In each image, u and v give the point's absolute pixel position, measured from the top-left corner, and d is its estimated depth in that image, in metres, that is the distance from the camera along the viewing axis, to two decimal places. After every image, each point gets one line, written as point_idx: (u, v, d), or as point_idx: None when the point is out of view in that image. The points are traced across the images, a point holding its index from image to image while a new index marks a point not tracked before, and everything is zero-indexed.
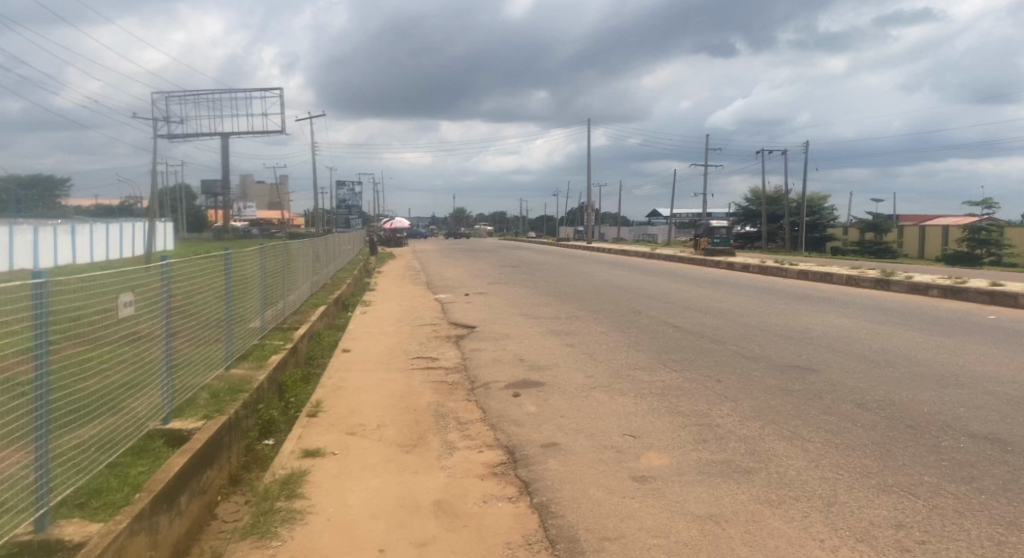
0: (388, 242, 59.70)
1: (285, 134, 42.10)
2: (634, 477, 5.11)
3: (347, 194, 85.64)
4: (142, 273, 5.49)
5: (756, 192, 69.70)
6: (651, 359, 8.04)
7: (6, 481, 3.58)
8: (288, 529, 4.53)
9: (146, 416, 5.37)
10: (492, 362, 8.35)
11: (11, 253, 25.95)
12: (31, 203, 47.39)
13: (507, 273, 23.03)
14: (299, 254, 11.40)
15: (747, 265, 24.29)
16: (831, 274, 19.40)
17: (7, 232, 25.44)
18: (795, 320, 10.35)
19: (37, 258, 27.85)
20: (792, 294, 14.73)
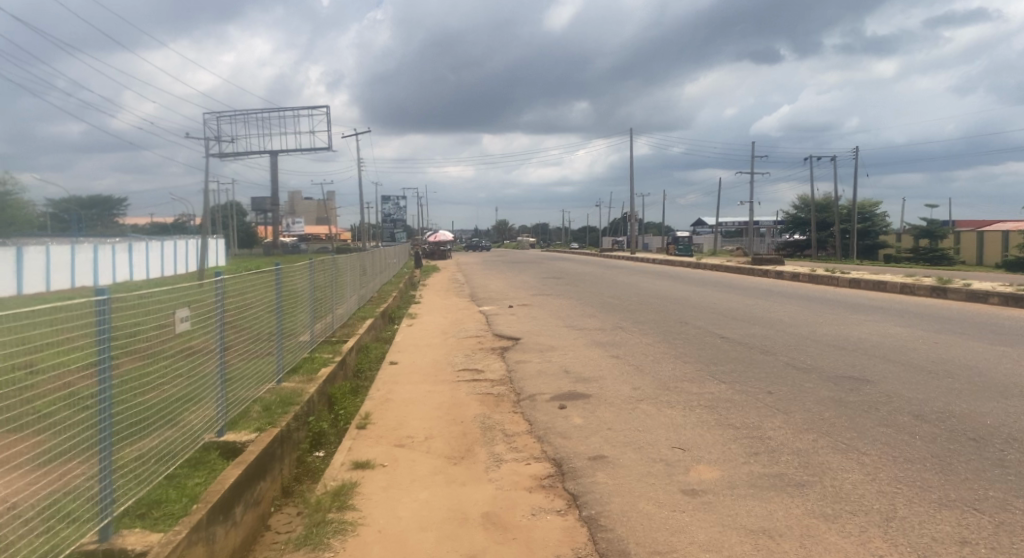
0: (432, 255, 60.05)
1: (331, 150, 43.25)
2: (685, 490, 5.03)
3: (391, 209, 87.37)
4: (197, 288, 5.64)
5: (806, 200, 66.13)
6: (699, 371, 7.91)
7: (70, 492, 3.74)
8: (340, 540, 4.58)
9: (202, 428, 5.49)
10: (538, 374, 8.34)
11: (74, 272, 27.23)
12: (90, 223, 49.59)
13: (552, 285, 22.95)
14: (346, 267, 11.56)
15: (797, 273, 23.82)
16: (884, 282, 18.93)
17: (69, 251, 26.75)
18: (848, 330, 10.10)
19: (98, 274, 29.11)
20: (843, 303, 14.37)
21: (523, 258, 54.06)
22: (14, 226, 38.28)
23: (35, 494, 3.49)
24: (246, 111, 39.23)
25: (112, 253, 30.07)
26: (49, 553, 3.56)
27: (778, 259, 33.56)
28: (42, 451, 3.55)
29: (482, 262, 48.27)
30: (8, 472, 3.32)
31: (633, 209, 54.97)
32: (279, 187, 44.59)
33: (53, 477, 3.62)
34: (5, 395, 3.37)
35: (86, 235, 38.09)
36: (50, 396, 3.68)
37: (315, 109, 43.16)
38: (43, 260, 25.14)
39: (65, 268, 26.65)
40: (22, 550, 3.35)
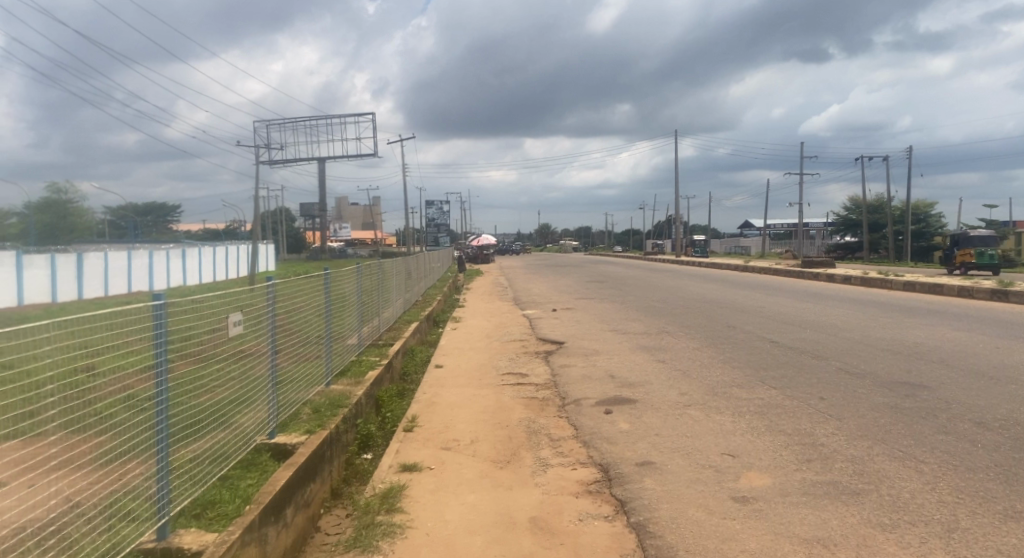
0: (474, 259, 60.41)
1: (376, 156, 43.94)
2: (735, 497, 4.95)
3: (434, 213, 88.41)
4: (249, 293, 5.75)
5: (856, 201, 64.94)
6: (749, 376, 7.78)
7: (129, 492, 3.86)
8: (388, 543, 4.62)
9: (254, 430, 5.61)
10: (583, 378, 8.29)
11: (130, 277, 28.22)
12: (145, 229, 51.39)
13: (596, 288, 22.86)
14: (392, 271, 11.71)
15: (849, 277, 23.24)
16: (940, 285, 18.33)
17: (126, 257, 27.77)
18: (903, 334, 9.81)
19: (153, 279, 30.12)
20: (897, 306, 13.96)
21: (564, 261, 53.89)
22: (75, 233, 40.12)
23: (97, 494, 3.60)
24: (294, 118, 40.19)
25: (166, 259, 31.01)
26: (110, 552, 3.67)
27: (829, 262, 32.79)
28: (103, 452, 3.67)
29: (525, 266, 48.40)
30: (71, 471, 3.42)
31: (678, 211, 54.59)
32: (324, 193, 45.28)
33: (112, 478, 3.73)
34: (67, 397, 3.48)
35: (141, 241, 39.58)
36: (110, 398, 3.79)
37: (360, 116, 43.53)
38: (102, 265, 26.17)
39: (122, 272, 27.63)
40: (84, 547, 3.46)
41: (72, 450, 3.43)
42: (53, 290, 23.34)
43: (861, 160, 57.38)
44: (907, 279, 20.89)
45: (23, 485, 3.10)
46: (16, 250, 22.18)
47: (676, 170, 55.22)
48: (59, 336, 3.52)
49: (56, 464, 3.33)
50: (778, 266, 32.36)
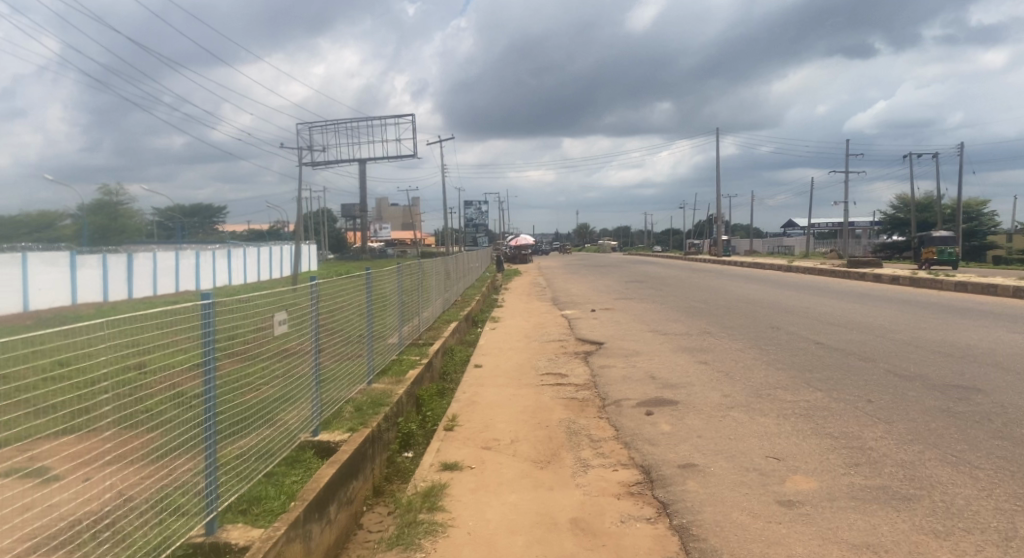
0: (513, 259, 60.44)
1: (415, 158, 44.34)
2: (781, 501, 4.86)
3: (472, 214, 88.97)
4: (293, 292, 5.82)
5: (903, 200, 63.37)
6: (793, 378, 7.64)
7: (179, 487, 3.94)
8: (431, 541, 4.65)
9: (298, 428, 5.69)
10: (623, 379, 8.23)
11: (178, 277, 28.97)
12: (190, 231, 52.75)
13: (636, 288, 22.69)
14: (432, 271, 11.80)
15: (898, 278, 22.65)
16: (993, 286, 17.75)
17: (174, 257, 28.53)
18: (956, 336, 9.52)
19: (200, 278, 30.89)
20: (948, 308, 13.56)
21: (601, 261, 53.61)
22: (125, 234, 41.50)
23: (148, 488, 3.69)
24: (336, 120, 40.80)
25: (212, 259, 31.76)
26: (160, 546, 3.75)
27: (876, 262, 32.02)
28: (152, 448, 3.74)
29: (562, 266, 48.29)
30: (124, 467, 3.51)
31: (718, 211, 53.93)
32: (364, 193, 45.83)
33: (162, 473, 3.81)
34: (118, 394, 3.56)
35: (186, 241, 40.80)
36: (159, 395, 3.88)
37: (401, 117, 43.69)
38: (151, 265, 26.98)
39: (170, 272, 28.40)
40: (137, 540, 3.56)
41: (123, 446, 3.52)
42: (104, 289, 24.23)
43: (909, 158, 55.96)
44: (959, 279, 20.27)
45: (78, 481, 3.18)
46: (70, 250, 23.13)
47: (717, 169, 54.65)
48: (110, 336, 3.60)
49: (108, 460, 3.41)
50: (826, 266, 31.55)
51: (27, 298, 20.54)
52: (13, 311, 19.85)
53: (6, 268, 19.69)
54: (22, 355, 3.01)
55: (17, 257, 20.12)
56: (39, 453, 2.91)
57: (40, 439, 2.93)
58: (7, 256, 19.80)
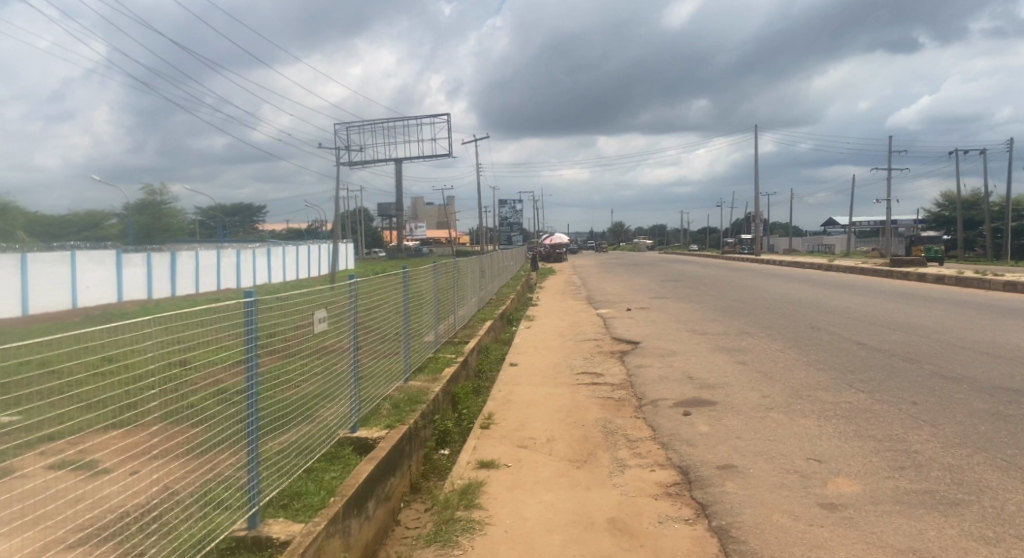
0: (547, 258, 60.37)
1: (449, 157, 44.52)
2: (823, 504, 4.78)
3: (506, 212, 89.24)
4: (332, 291, 5.88)
5: (947, 197, 61.80)
6: (835, 379, 7.51)
7: (222, 481, 4.01)
8: (468, 538, 4.68)
9: (337, 424, 5.76)
10: (660, 380, 8.16)
11: (220, 276, 29.59)
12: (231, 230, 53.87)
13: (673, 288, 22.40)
14: (467, 269, 11.86)
15: (944, 277, 22.06)
16: None
17: (216, 256, 29.15)
18: (1007, 337, 9.23)
19: (241, 276, 31.51)
20: (996, 308, 13.16)
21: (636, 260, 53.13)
22: (169, 233, 42.53)
23: (192, 482, 3.76)
24: (372, 120, 41.20)
25: (252, 258, 32.28)
26: (204, 539, 3.83)
27: (920, 261, 31.24)
28: (197, 442, 3.79)
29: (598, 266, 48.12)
30: (169, 461, 3.58)
31: (756, 209, 53.22)
32: (399, 193, 46.20)
33: (206, 467, 3.88)
34: (164, 390, 3.62)
35: (225, 239, 41.68)
36: (203, 391, 3.95)
37: (437, 117, 43.64)
38: (194, 264, 27.60)
39: (212, 271, 28.96)
40: (183, 533, 3.63)
41: (169, 440, 3.58)
42: (148, 287, 24.90)
43: (956, 154, 54.49)
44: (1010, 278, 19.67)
45: (125, 475, 3.22)
46: (117, 249, 23.85)
47: (756, 166, 53.93)
48: (154, 332, 3.64)
49: (156, 454, 3.46)
50: (872, 266, 30.67)
51: (75, 296, 21.29)
52: (62, 308, 20.60)
53: (55, 266, 20.44)
54: (73, 351, 3.06)
55: (66, 256, 20.87)
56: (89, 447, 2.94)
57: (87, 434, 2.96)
58: (55, 254, 20.60)
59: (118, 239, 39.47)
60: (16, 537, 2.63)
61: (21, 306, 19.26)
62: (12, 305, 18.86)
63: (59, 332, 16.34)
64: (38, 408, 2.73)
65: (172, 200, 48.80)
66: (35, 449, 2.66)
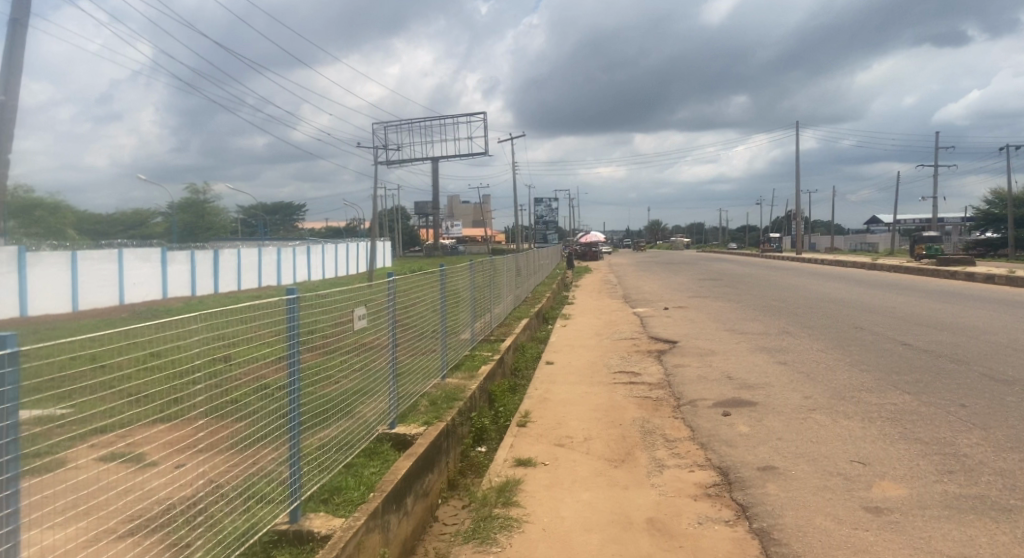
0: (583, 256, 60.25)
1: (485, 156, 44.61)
2: (867, 507, 4.68)
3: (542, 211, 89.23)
4: (372, 288, 5.93)
5: (997, 195, 59.88)
6: (880, 380, 7.35)
7: (264, 476, 4.08)
8: (506, 536, 4.68)
9: (375, 421, 5.82)
10: (698, 379, 8.09)
11: (262, 273, 30.15)
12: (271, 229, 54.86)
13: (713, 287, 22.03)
14: (503, 267, 11.89)
15: (996, 276, 21.35)
16: None
17: (258, 254, 29.70)
18: None
19: (283, 274, 32.05)
20: None
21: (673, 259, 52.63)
22: (212, 231, 43.48)
23: (235, 477, 3.83)
24: (409, 120, 41.54)
25: (292, 255, 32.76)
26: (248, 532, 3.91)
27: (970, 260, 30.31)
28: (239, 437, 3.85)
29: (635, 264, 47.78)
30: (214, 455, 3.65)
31: (796, 208, 52.18)
32: (435, 192, 46.52)
33: (248, 463, 3.93)
34: (208, 386, 3.68)
35: (265, 238, 42.45)
36: (245, 388, 4.01)
37: (474, 115, 43.52)
38: (236, 261, 28.19)
39: (253, 268, 29.48)
40: (227, 527, 3.71)
41: (214, 435, 3.65)
42: (193, 284, 25.48)
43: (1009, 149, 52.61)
44: None
45: (171, 468, 3.27)
46: (162, 247, 24.45)
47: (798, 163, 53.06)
48: (198, 329, 3.69)
49: (201, 448, 3.52)
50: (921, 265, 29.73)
51: (122, 293, 21.87)
52: (110, 305, 21.20)
53: (105, 264, 21.05)
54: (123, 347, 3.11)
55: (114, 253, 21.46)
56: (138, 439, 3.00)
57: (134, 427, 3.01)
58: (105, 252, 21.23)
59: (163, 237, 40.51)
60: (67, 530, 2.67)
61: (72, 302, 19.87)
62: (63, 301, 19.49)
63: (108, 329, 16.85)
64: (92, 402, 2.78)
65: (216, 200, 49.90)
66: (85, 442, 2.71)
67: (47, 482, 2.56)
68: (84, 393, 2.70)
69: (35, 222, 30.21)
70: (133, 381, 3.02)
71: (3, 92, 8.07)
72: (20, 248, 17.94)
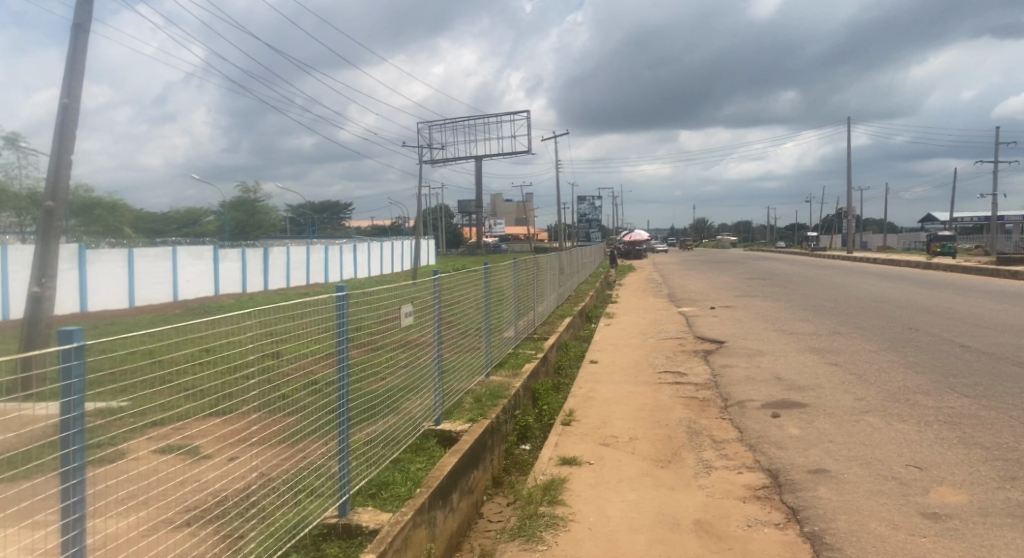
0: (627, 255, 59.73)
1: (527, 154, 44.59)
2: (925, 513, 4.55)
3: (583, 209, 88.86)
4: (418, 285, 5.97)
5: None
6: (937, 383, 7.14)
7: (313, 470, 4.14)
8: (552, 534, 4.68)
9: (421, 417, 5.87)
10: (746, 380, 7.97)
11: (309, 271, 30.67)
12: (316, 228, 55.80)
13: (761, 286, 21.61)
14: (547, 266, 11.90)
15: None
16: None
17: (306, 252, 30.23)
18: None
19: (330, 271, 32.57)
20: None
21: (718, 258, 51.79)
22: (261, 230, 44.42)
23: (286, 470, 3.89)
24: (452, 120, 41.75)
25: (339, 253, 33.23)
26: (298, 525, 3.98)
27: None
28: (289, 431, 3.92)
29: (679, 263, 47.20)
30: (265, 449, 3.71)
31: (847, 206, 50.85)
32: (478, 190, 46.72)
33: (297, 458, 3.99)
34: (259, 382, 3.74)
35: (310, 236, 43.16)
36: (295, 383, 4.06)
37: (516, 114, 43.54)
38: (285, 258, 28.74)
39: (301, 266, 30.02)
40: (278, 519, 3.78)
41: (266, 429, 3.71)
42: (243, 281, 26.07)
43: None
44: None
45: (224, 461, 3.34)
46: (213, 245, 25.05)
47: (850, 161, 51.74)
48: (251, 326, 3.75)
49: (253, 441, 3.58)
50: (982, 264, 28.63)
51: (176, 290, 22.48)
52: (164, 301, 21.81)
53: (160, 261, 21.64)
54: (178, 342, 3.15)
55: (168, 251, 22.04)
56: (192, 433, 3.07)
57: (190, 421, 3.08)
58: (160, 250, 21.84)
59: (214, 235, 41.51)
60: (127, 519, 2.77)
61: (129, 298, 20.50)
62: (120, 297, 20.10)
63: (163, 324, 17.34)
64: (149, 396, 2.82)
65: (264, 199, 50.99)
66: (143, 434, 2.79)
67: (108, 473, 2.65)
68: (139, 387, 2.79)
69: (96, 220, 31.11)
70: (188, 375, 3.07)
71: (67, 95, 8.36)
72: (80, 245, 18.60)
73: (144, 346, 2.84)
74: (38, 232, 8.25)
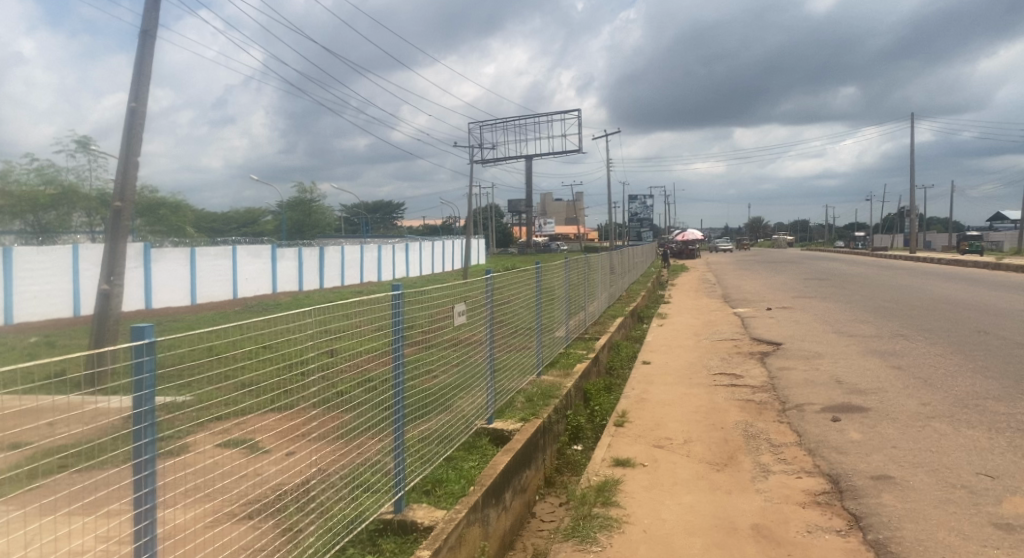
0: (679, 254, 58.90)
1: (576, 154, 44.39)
2: (997, 524, 4.38)
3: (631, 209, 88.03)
4: (470, 284, 5.99)
5: None
6: (1011, 389, 6.86)
7: (370, 466, 4.19)
8: (606, 536, 4.65)
9: (474, 415, 5.90)
10: (805, 383, 7.81)
11: (363, 269, 31.14)
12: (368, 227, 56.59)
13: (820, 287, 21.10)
14: (598, 266, 11.87)
15: None
16: None
17: (359, 250, 30.68)
18: None
19: (382, 270, 33.00)
20: None
21: (773, 258, 50.70)
22: (316, 229, 45.25)
23: (343, 466, 3.94)
24: (504, 119, 41.79)
25: (392, 251, 33.65)
26: (355, 520, 4.03)
27: None
28: (347, 427, 3.98)
29: (733, 263, 46.33)
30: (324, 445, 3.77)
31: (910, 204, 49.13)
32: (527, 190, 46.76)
33: (353, 454, 4.04)
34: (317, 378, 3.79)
35: (361, 235, 43.86)
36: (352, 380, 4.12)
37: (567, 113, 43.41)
38: (339, 257, 29.24)
39: (354, 264, 30.51)
40: (335, 515, 3.83)
41: (326, 424, 3.76)
42: (299, 279, 26.64)
43: None
44: None
45: (284, 456, 3.39)
46: (272, 244, 25.63)
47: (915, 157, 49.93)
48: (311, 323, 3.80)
49: (313, 437, 3.63)
50: None
51: (236, 287, 23.08)
52: (224, 298, 22.42)
53: (220, 260, 22.24)
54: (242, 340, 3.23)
55: (228, 250, 22.65)
56: (253, 429, 3.13)
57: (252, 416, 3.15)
58: (220, 249, 22.46)
59: (271, 234, 42.48)
60: (194, 511, 2.83)
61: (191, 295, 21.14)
62: (183, 294, 20.73)
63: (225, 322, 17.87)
64: (213, 393, 2.87)
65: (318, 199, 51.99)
66: (207, 428, 2.84)
67: (175, 466, 2.74)
68: (204, 383, 2.84)
69: (160, 220, 32.13)
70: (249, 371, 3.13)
71: (134, 98, 8.65)
72: (146, 244, 19.25)
73: (207, 343, 2.89)
74: (107, 231, 8.55)
